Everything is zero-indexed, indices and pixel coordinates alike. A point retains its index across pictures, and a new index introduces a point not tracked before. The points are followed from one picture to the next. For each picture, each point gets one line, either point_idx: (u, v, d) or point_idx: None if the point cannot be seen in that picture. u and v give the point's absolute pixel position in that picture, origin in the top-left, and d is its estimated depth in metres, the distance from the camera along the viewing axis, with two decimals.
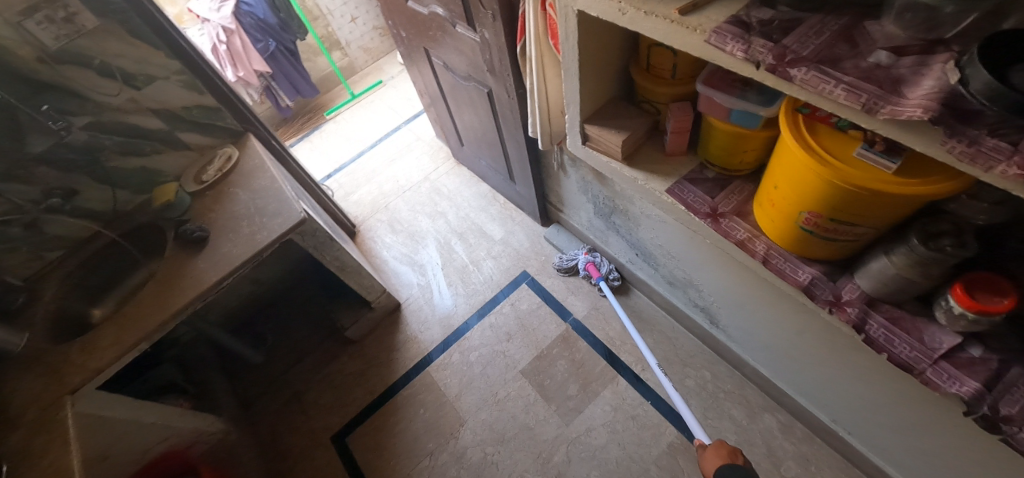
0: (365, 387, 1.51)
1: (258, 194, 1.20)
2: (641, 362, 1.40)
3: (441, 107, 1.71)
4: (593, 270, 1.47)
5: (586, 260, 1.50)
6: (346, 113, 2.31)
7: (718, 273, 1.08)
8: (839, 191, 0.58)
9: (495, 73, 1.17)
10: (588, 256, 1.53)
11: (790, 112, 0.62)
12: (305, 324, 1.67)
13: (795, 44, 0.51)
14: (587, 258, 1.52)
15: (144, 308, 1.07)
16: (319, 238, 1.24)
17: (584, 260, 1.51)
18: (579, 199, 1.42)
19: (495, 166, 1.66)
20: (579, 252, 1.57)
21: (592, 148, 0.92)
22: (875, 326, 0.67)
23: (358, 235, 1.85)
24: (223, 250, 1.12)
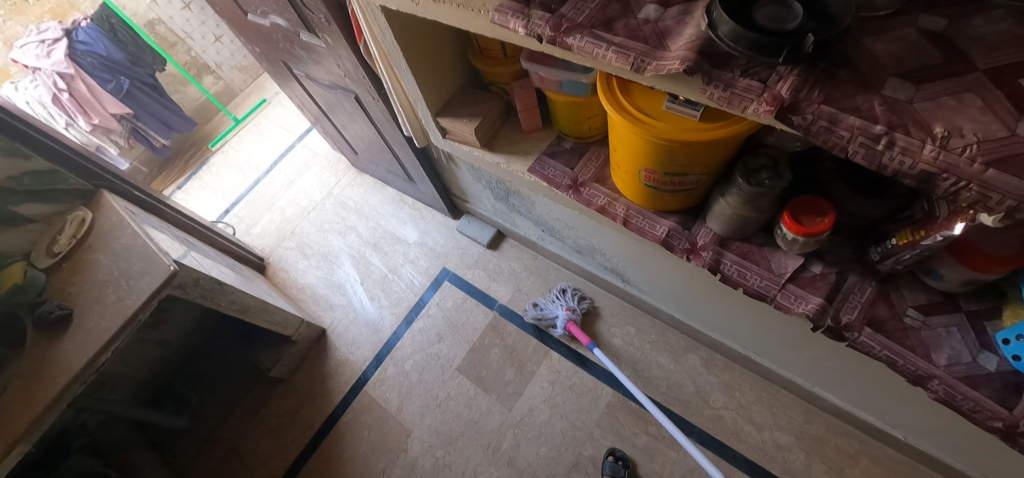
0: (303, 424, 1.45)
1: (120, 255, 1.09)
2: (570, 332, 1.42)
3: (327, 124, 1.59)
4: (581, 334, 1.32)
5: (567, 320, 1.35)
6: (232, 141, 2.14)
7: (609, 235, 1.10)
8: (657, 146, 0.59)
9: (352, 77, 1.11)
10: (566, 311, 1.37)
11: (604, 76, 0.62)
12: (227, 374, 1.57)
13: (571, 11, 0.50)
14: (568, 316, 1.36)
15: (8, 408, 0.96)
16: (204, 286, 1.15)
17: (565, 320, 1.35)
18: (477, 187, 1.39)
19: (393, 169, 1.60)
20: (558, 307, 1.40)
21: (453, 140, 0.89)
22: (729, 264, 0.70)
23: (268, 268, 1.74)
24: (91, 325, 1.01)
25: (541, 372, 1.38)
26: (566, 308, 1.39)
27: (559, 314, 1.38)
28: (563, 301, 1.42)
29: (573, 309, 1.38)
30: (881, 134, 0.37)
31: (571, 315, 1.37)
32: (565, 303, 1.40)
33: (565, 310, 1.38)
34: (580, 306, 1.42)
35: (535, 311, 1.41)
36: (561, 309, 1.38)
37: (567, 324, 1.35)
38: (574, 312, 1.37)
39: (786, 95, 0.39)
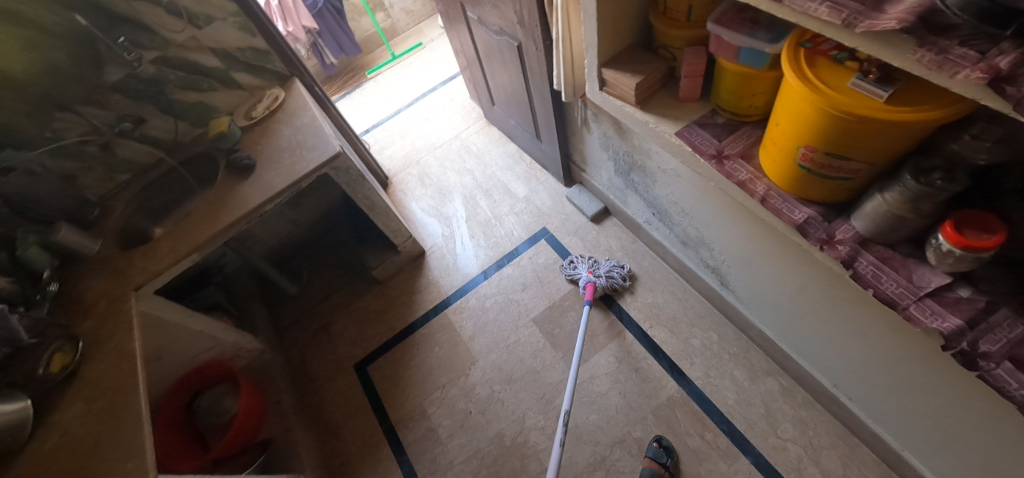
0: (387, 324, 1.63)
1: (299, 131, 1.31)
2: (649, 319, 1.44)
3: (476, 69, 1.75)
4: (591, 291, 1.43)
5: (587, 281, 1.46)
6: (386, 73, 2.41)
7: (727, 227, 1.10)
8: (831, 120, 0.60)
9: (524, 24, 1.21)
10: (590, 274, 1.48)
11: (793, 46, 0.64)
12: (337, 264, 1.80)
13: None
14: (589, 277, 1.47)
15: (197, 224, 1.21)
16: (351, 176, 1.34)
17: (584, 279, 1.47)
18: (601, 157, 1.45)
19: (523, 124, 1.71)
20: (583, 268, 1.51)
21: (609, 93, 0.96)
22: (864, 263, 0.69)
23: (391, 186, 1.96)
24: (266, 178, 1.24)
25: (612, 349, 1.41)
26: (604, 274, 1.47)
27: (581, 273, 1.50)
28: (604, 269, 1.47)
29: (597, 274, 1.47)
30: None
31: (595, 279, 1.46)
32: (592, 267, 1.50)
33: (599, 275, 1.47)
34: (621, 277, 1.47)
35: (569, 265, 1.53)
36: (587, 270, 1.49)
37: (586, 283, 1.46)
38: (598, 276, 1.46)
39: (1005, 68, 0.39)
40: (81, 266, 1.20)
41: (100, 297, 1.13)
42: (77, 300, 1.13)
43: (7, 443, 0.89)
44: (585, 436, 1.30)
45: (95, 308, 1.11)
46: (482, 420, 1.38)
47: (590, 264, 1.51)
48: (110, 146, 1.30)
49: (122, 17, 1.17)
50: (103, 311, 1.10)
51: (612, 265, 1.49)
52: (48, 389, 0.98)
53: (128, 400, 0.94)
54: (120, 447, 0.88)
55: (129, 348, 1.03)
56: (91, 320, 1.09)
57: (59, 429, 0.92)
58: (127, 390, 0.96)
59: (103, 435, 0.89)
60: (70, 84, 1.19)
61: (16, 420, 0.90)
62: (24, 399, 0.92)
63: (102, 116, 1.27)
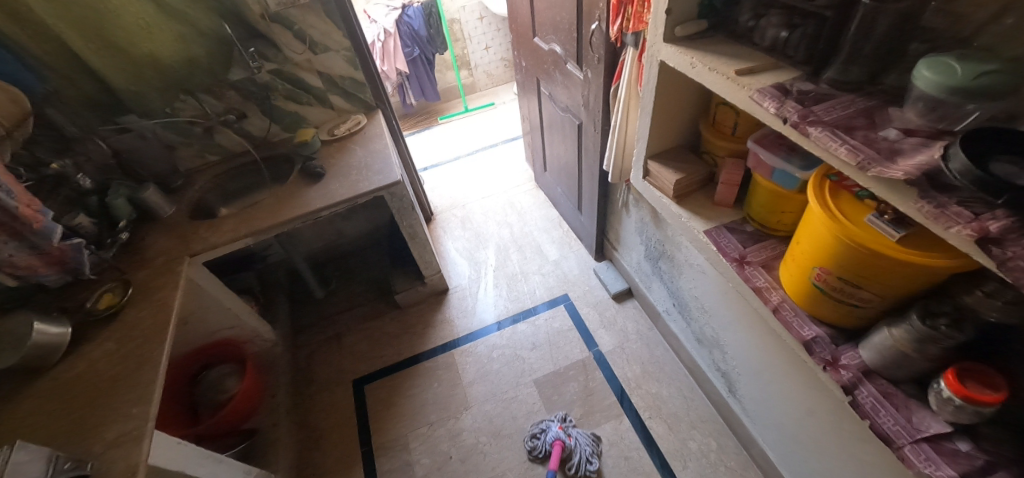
0: (395, 349, 1.67)
1: (370, 154, 1.47)
2: (650, 409, 1.40)
3: (537, 137, 1.92)
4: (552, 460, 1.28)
5: (556, 438, 1.32)
6: (456, 122, 2.66)
7: (743, 333, 1.10)
8: (845, 248, 0.65)
9: (588, 108, 1.35)
10: (559, 432, 1.33)
11: (820, 176, 0.72)
12: (364, 281, 1.89)
13: (820, 111, 0.62)
14: (558, 433, 1.33)
15: (261, 212, 1.35)
16: (403, 203, 1.46)
17: (554, 435, 1.33)
18: (634, 240, 1.52)
19: (569, 194, 1.82)
20: (553, 423, 1.37)
21: (650, 182, 1.05)
22: (865, 393, 0.70)
23: (433, 222, 2.09)
24: (331, 187, 1.38)
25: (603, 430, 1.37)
26: (575, 440, 1.33)
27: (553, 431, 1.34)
28: (576, 438, 1.33)
29: (568, 433, 1.34)
30: None
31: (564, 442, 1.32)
32: (561, 421, 1.38)
33: (570, 437, 1.33)
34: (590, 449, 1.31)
35: (540, 425, 1.37)
36: (556, 425, 1.36)
37: (554, 441, 1.31)
38: (568, 436, 1.33)
39: (994, 230, 0.45)
40: (152, 224, 1.35)
41: (160, 254, 1.25)
42: (140, 252, 1.26)
43: (40, 360, 0.97)
44: None
45: (153, 262, 1.23)
46: (460, 469, 1.35)
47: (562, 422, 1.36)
48: (212, 131, 1.50)
49: (259, 33, 1.40)
50: (158, 266, 1.22)
51: (583, 439, 1.33)
52: (90, 321, 1.07)
53: (154, 350, 1.02)
54: (133, 392, 0.94)
55: (169, 304, 1.13)
56: (146, 271, 1.20)
57: (86, 361, 1.00)
58: (156, 340, 1.04)
59: (122, 377, 0.96)
60: (200, 75, 1.40)
61: (54, 342, 0.99)
62: (66, 326, 1.02)
63: (215, 105, 1.47)
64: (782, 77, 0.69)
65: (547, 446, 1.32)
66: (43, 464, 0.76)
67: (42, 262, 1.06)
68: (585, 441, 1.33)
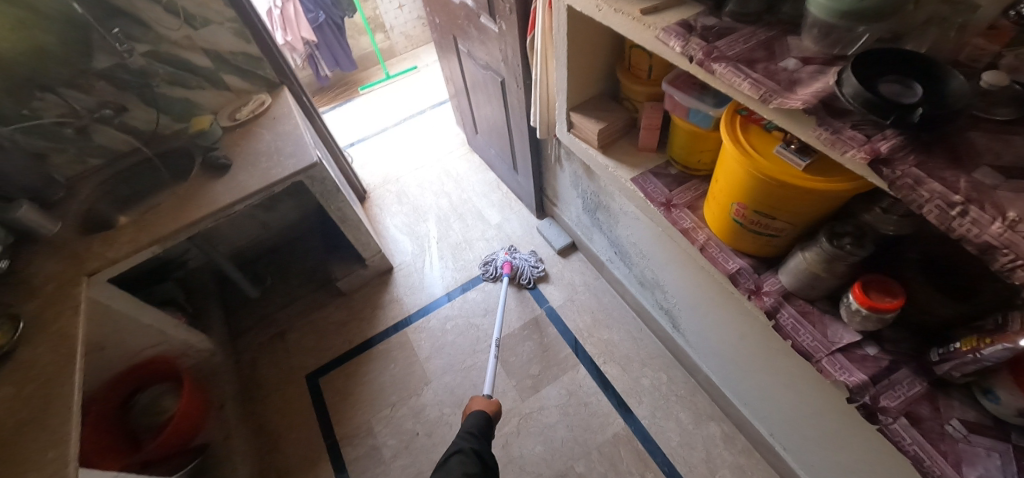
0: (344, 337, 1.61)
1: (280, 137, 1.34)
2: (604, 355, 1.46)
3: (464, 99, 1.83)
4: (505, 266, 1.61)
5: (505, 260, 1.64)
6: (378, 91, 2.49)
7: (679, 273, 1.14)
8: (757, 182, 0.67)
9: (508, 63, 1.29)
10: (507, 255, 1.66)
11: (731, 113, 0.72)
12: (301, 272, 1.79)
13: (724, 46, 0.61)
14: (506, 258, 1.65)
15: (163, 216, 1.21)
16: (326, 186, 1.36)
17: (503, 259, 1.65)
18: (570, 194, 1.52)
19: (503, 155, 1.78)
20: (500, 254, 1.70)
21: (575, 135, 1.03)
22: (786, 315, 0.75)
23: (368, 200, 1.99)
24: (240, 178, 1.25)
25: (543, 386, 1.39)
26: (522, 264, 1.65)
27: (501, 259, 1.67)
28: (522, 261, 1.65)
29: (513, 256, 1.67)
30: (957, 203, 0.42)
31: (513, 261, 1.64)
32: (507, 251, 1.70)
33: (516, 261, 1.65)
34: (532, 270, 1.64)
35: (489, 267, 1.67)
36: (502, 254, 1.69)
37: (503, 261, 1.64)
38: (514, 258, 1.65)
39: (884, 151, 0.46)
40: (32, 246, 1.17)
41: (49, 279, 1.10)
42: (23, 281, 1.10)
43: None
44: (534, 468, 1.28)
45: (42, 289, 1.08)
46: (428, 443, 1.35)
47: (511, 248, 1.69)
48: (87, 131, 1.30)
49: (119, 9, 1.20)
50: (49, 294, 1.07)
51: (528, 263, 1.66)
52: None
53: (61, 386, 0.91)
54: (42, 435, 0.84)
55: (71, 333, 1.01)
56: (35, 301, 1.06)
57: None
58: (60, 376, 0.93)
59: (24, 424, 0.86)
60: (55, 67, 1.19)
61: None
62: None
63: (83, 101, 1.27)
64: (684, 14, 0.67)
65: (499, 268, 1.64)
66: None
67: None
68: (529, 259, 1.67)
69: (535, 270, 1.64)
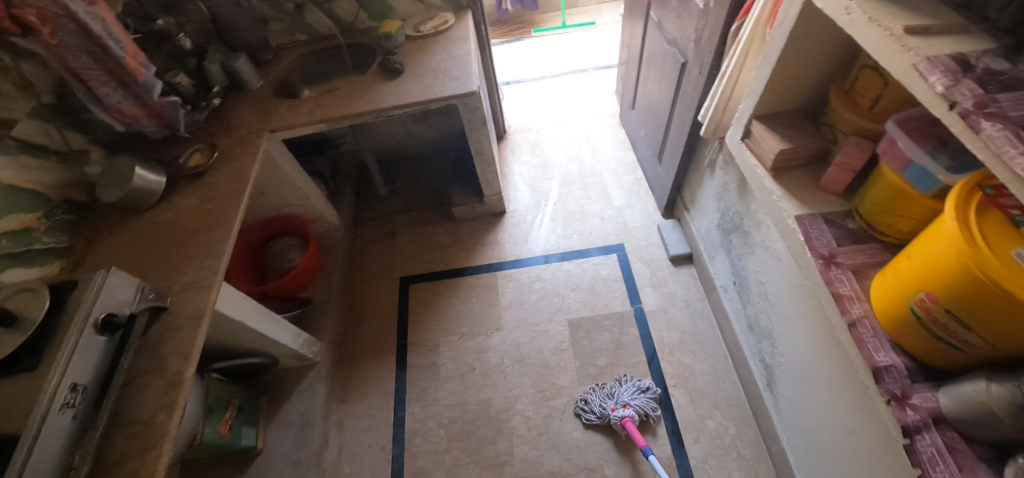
0: (443, 259, 1.72)
1: (450, 59, 1.39)
2: (677, 379, 1.37)
3: (633, 70, 1.73)
4: (636, 435, 1.23)
5: (623, 416, 1.26)
6: (549, 37, 2.47)
7: (802, 334, 1.00)
8: (969, 281, 0.53)
9: (699, 45, 1.16)
10: (621, 410, 1.28)
11: (969, 185, 0.57)
12: (426, 187, 1.92)
13: (1009, 103, 0.46)
14: (621, 415, 1.27)
15: (337, 101, 1.36)
16: (474, 116, 1.40)
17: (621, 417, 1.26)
18: (710, 205, 1.39)
19: (651, 140, 1.66)
20: (605, 405, 1.31)
21: (747, 145, 0.91)
22: (927, 441, 0.62)
23: (504, 141, 2.03)
24: (406, 87, 1.34)
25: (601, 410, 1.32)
26: (633, 406, 1.30)
27: (607, 414, 1.29)
28: (631, 399, 1.30)
29: (621, 406, 1.29)
30: None
31: (633, 416, 1.27)
32: (612, 400, 1.31)
33: (627, 405, 1.30)
34: (646, 401, 1.31)
35: (586, 415, 1.31)
36: (610, 407, 1.29)
37: (624, 421, 1.26)
38: (631, 409, 1.28)
39: None
40: (241, 94, 1.42)
41: (244, 126, 1.33)
42: (228, 120, 1.35)
43: (138, 200, 1.12)
44: (565, 449, 1.29)
45: (237, 132, 1.31)
46: (480, 382, 1.43)
47: (610, 401, 1.30)
48: (303, 9, 1.49)
49: None
50: (240, 137, 1.30)
51: (638, 394, 1.33)
52: (180, 177, 1.19)
53: (229, 214, 1.12)
54: (210, 246, 1.06)
55: (245, 174, 1.21)
56: (230, 139, 1.30)
57: (176, 209, 1.14)
58: (231, 206, 1.14)
59: (200, 232, 1.09)
60: None
61: (151, 188, 1.13)
62: (162, 176, 1.15)
63: None
64: (962, 46, 0.53)
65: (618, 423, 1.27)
66: (133, 292, 0.91)
67: (144, 114, 1.17)
68: (634, 389, 1.33)
69: (651, 402, 1.31)
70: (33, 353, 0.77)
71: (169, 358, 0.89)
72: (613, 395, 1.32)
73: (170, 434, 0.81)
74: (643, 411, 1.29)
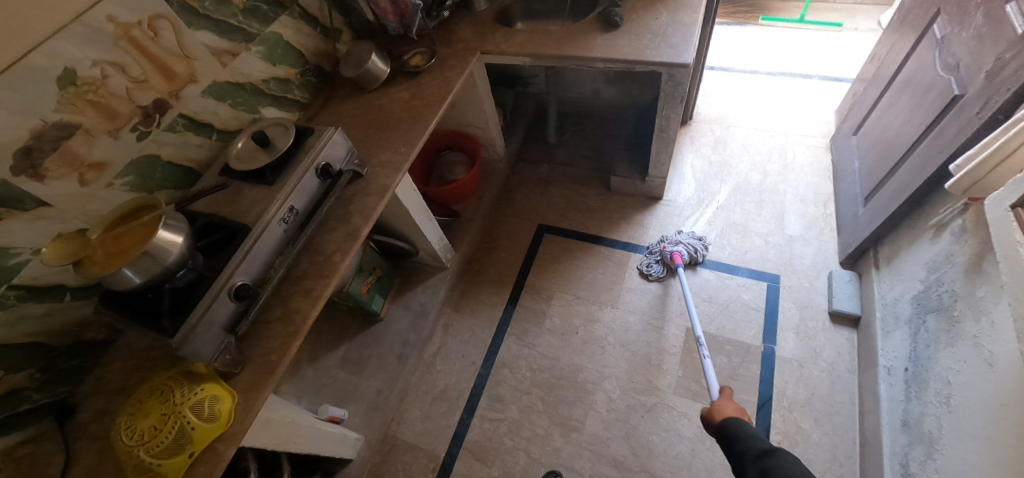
0: (583, 221, 1.74)
1: (673, 25, 1.32)
2: (785, 438, 1.23)
3: (876, 90, 1.45)
4: (680, 259, 1.49)
5: (673, 250, 1.52)
6: (778, 30, 2.19)
7: (980, 459, 0.82)
8: None
9: (993, 80, 0.92)
10: (676, 244, 1.55)
11: None
12: (591, 148, 1.92)
13: None
14: (670, 248, 1.54)
15: (548, 40, 1.39)
16: (675, 90, 1.33)
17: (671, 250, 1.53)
18: (914, 272, 1.15)
19: (864, 176, 1.41)
20: (661, 245, 1.59)
21: (1017, 216, 0.72)
22: None
23: (687, 127, 1.91)
24: (618, 42, 1.32)
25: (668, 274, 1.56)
26: (683, 245, 1.55)
27: (661, 251, 1.56)
28: (683, 239, 1.57)
29: (673, 244, 1.56)
30: None
31: (683, 251, 1.53)
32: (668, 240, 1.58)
33: (678, 243, 1.56)
34: (695, 243, 1.56)
35: (645, 259, 1.58)
36: (664, 246, 1.57)
37: (673, 253, 1.52)
38: (680, 245, 1.55)
39: None
40: (466, 13, 1.54)
41: (460, 42, 1.45)
42: (449, 34, 1.48)
43: (365, 82, 1.32)
44: (638, 444, 1.27)
45: (453, 47, 1.44)
46: (578, 346, 1.46)
47: (663, 241, 1.59)
48: None
49: None
50: (454, 52, 1.42)
51: (692, 240, 1.57)
52: (400, 74, 1.37)
53: (430, 114, 1.25)
54: (408, 136, 1.21)
55: (450, 84, 1.34)
56: (445, 51, 1.43)
57: (390, 98, 1.31)
58: (432, 108, 1.27)
59: (404, 122, 1.25)
60: None
61: (377, 74, 1.31)
62: (386, 69, 1.33)
63: None
64: None
65: (668, 257, 1.53)
66: (346, 154, 1.09)
67: (391, 10, 1.37)
68: (688, 235, 1.59)
69: (700, 243, 1.56)
70: (275, 173, 1.01)
71: (354, 215, 1.07)
72: (667, 238, 1.59)
73: (337, 271, 0.99)
74: (693, 248, 1.54)
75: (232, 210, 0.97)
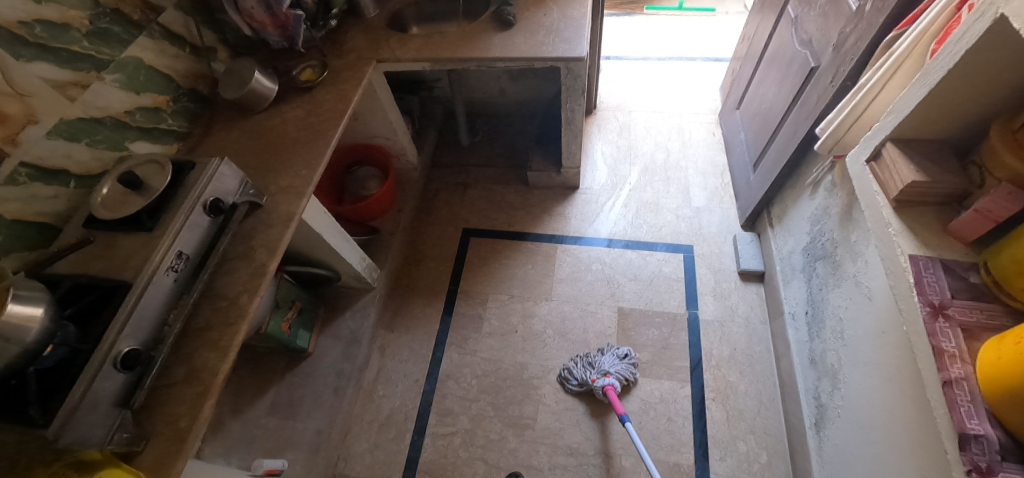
0: (507, 220, 1.74)
1: (565, 20, 1.35)
2: (717, 394, 1.33)
3: (749, 67, 1.61)
4: (615, 399, 1.26)
5: (605, 384, 1.28)
6: (661, 17, 2.34)
7: (872, 381, 0.94)
8: None
9: (838, 51, 1.05)
10: (608, 376, 1.31)
11: None
12: (506, 146, 1.93)
13: None
14: (603, 382, 1.29)
15: (445, 42, 1.37)
16: (575, 83, 1.37)
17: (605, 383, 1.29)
18: (801, 226, 1.29)
19: (750, 145, 1.56)
20: (588, 373, 1.34)
21: (872, 169, 0.82)
22: None
23: (593, 117, 1.99)
24: (514, 40, 1.33)
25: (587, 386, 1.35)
26: (614, 375, 1.32)
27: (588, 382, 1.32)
28: (612, 368, 1.33)
29: (601, 373, 1.32)
30: None
31: (615, 382, 1.30)
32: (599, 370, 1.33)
33: (608, 374, 1.32)
34: (625, 368, 1.34)
35: (568, 373, 1.37)
36: (591, 377, 1.32)
37: (606, 387, 1.28)
38: (611, 376, 1.31)
39: None
40: (356, 20, 1.47)
41: (353, 51, 1.38)
42: (340, 44, 1.40)
43: (251, 103, 1.20)
44: (588, 430, 1.31)
45: (346, 57, 1.36)
46: (520, 345, 1.46)
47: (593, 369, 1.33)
48: None
49: None
50: (348, 62, 1.35)
51: (617, 363, 1.36)
52: (291, 89, 1.27)
53: (329, 131, 1.18)
54: (308, 158, 1.13)
55: (348, 97, 1.26)
56: (339, 62, 1.35)
57: (283, 118, 1.21)
58: (331, 124, 1.20)
59: (302, 142, 1.16)
60: None
61: (263, 93, 1.21)
62: (274, 86, 1.23)
63: None
64: None
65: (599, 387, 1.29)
66: (238, 185, 0.99)
67: (270, 23, 1.24)
68: (614, 358, 1.36)
69: (629, 367, 1.35)
70: (153, 217, 0.88)
71: (257, 251, 0.98)
72: (596, 364, 1.35)
73: (246, 316, 0.90)
74: (624, 378, 1.32)
75: (105, 266, 0.83)
